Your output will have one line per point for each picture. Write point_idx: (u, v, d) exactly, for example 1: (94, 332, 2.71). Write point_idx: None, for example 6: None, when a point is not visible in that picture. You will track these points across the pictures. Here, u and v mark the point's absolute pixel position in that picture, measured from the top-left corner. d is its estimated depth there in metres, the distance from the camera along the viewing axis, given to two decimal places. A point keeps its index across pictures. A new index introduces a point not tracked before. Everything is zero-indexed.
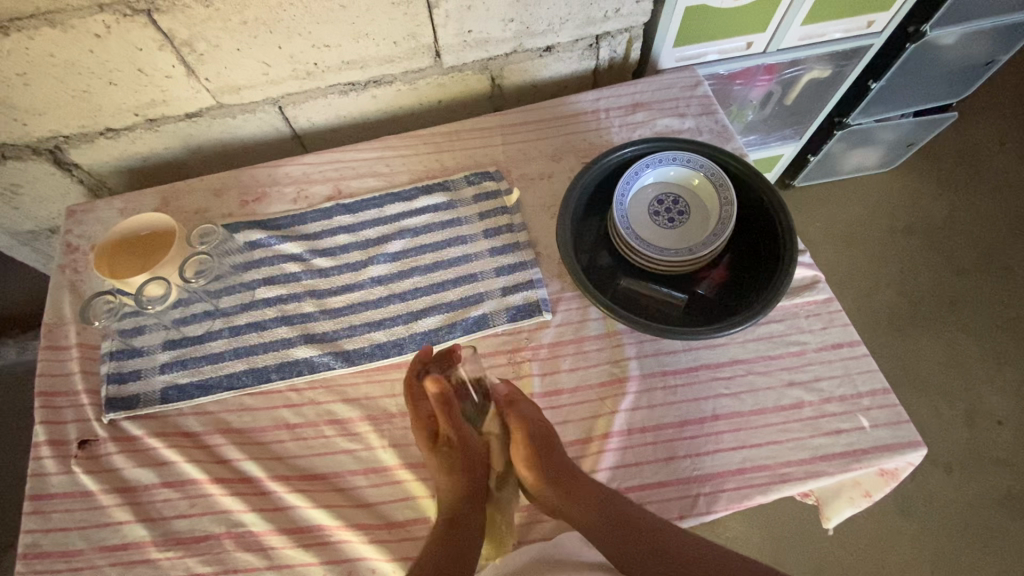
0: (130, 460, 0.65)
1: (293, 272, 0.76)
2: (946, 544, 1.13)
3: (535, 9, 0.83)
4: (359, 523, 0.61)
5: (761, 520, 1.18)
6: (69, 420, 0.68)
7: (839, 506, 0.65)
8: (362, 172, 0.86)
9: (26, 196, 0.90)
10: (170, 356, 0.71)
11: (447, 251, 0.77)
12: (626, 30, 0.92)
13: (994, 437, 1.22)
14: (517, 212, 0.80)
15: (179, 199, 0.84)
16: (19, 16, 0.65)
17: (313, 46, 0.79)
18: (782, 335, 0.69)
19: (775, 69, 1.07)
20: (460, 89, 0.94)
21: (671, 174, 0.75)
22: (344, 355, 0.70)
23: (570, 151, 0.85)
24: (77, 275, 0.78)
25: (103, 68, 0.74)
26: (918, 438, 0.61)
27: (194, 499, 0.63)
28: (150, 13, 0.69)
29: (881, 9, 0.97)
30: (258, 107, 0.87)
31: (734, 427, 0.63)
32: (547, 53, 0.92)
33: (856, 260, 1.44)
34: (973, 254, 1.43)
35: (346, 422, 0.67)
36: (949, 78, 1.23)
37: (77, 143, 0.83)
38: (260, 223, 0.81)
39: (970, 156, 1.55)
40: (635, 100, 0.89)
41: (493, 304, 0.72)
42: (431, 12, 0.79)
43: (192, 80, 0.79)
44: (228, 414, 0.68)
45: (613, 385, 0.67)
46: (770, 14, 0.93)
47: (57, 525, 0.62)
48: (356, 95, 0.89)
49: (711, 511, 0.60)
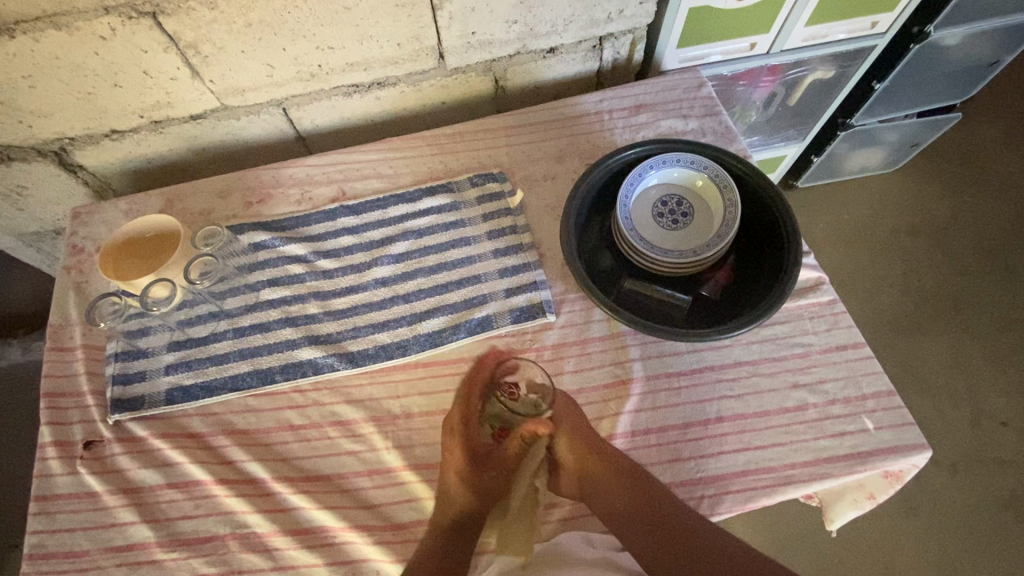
0: (135, 461, 0.66)
1: (297, 273, 0.77)
2: (949, 545, 1.13)
3: (538, 10, 0.83)
4: (363, 524, 0.61)
5: (764, 522, 1.18)
6: (74, 422, 0.68)
7: (843, 508, 0.65)
8: (366, 173, 0.86)
9: (32, 197, 0.90)
10: (175, 358, 0.71)
11: (451, 252, 0.77)
12: (630, 31, 0.92)
13: (999, 438, 1.22)
14: (521, 214, 0.80)
15: (183, 200, 0.84)
16: (25, 19, 0.66)
17: (317, 48, 0.79)
18: (786, 337, 0.68)
19: (778, 70, 1.07)
20: (464, 90, 0.95)
21: (674, 176, 0.75)
22: (348, 356, 0.70)
23: (573, 152, 0.85)
24: (82, 277, 0.79)
25: (108, 70, 0.74)
26: (923, 440, 0.61)
27: (199, 500, 0.63)
28: (155, 16, 0.69)
29: (886, 9, 0.97)
30: (262, 108, 0.87)
31: (739, 429, 0.63)
32: (550, 54, 0.92)
33: (861, 262, 1.44)
34: (977, 254, 1.42)
35: (350, 424, 0.67)
36: (953, 78, 1.22)
37: (82, 145, 0.84)
38: (265, 224, 0.81)
39: (974, 157, 1.55)
40: (639, 101, 0.89)
41: (497, 305, 0.72)
42: (434, 14, 0.79)
43: (196, 82, 0.79)
44: (232, 416, 0.68)
45: (617, 387, 0.67)
46: (774, 14, 0.93)
47: (63, 526, 0.62)
48: (360, 96, 0.90)
49: (716, 513, 0.59)
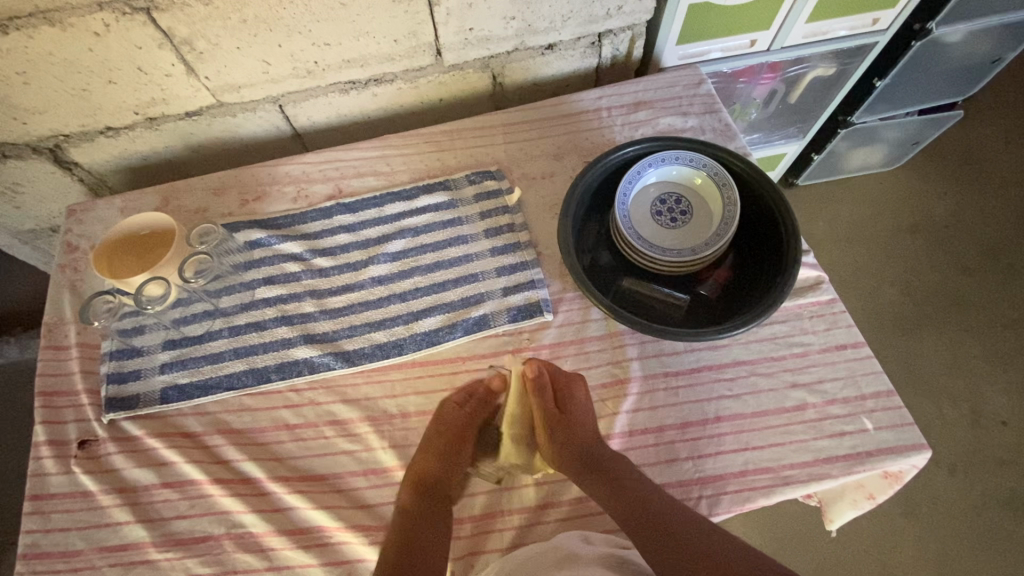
0: (129, 461, 0.65)
1: (293, 271, 0.76)
2: (949, 546, 1.13)
3: (536, 6, 0.82)
4: (359, 524, 0.61)
5: (764, 521, 1.18)
6: (69, 420, 0.67)
7: (842, 508, 0.65)
8: (363, 171, 0.85)
9: (26, 194, 0.90)
10: (169, 357, 0.70)
11: (448, 250, 0.76)
12: (629, 28, 0.92)
13: (998, 437, 1.21)
14: (519, 212, 0.79)
15: (179, 198, 0.84)
16: (18, 15, 0.65)
17: (313, 44, 0.78)
18: (785, 336, 0.68)
19: (778, 67, 1.06)
20: (460, 88, 0.94)
21: (673, 173, 0.75)
22: (344, 355, 0.70)
23: (572, 150, 0.84)
24: (77, 275, 0.78)
25: (102, 67, 0.74)
26: (923, 441, 0.61)
27: (193, 500, 0.63)
28: (149, 12, 0.68)
29: (888, 6, 0.96)
30: (259, 105, 0.87)
31: (737, 429, 0.63)
32: (549, 51, 0.91)
33: (861, 260, 1.43)
34: (977, 252, 1.42)
35: (346, 423, 0.67)
36: (954, 76, 1.22)
37: (77, 142, 0.83)
38: (260, 222, 0.81)
39: (976, 155, 1.54)
40: (638, 98, 0.88)
41: (493, 304, 0.72)
42: (431, 9, 0.78)
43: (191, 79, 0.79)
44: (228, 415, 0.68)
45: (615, 386, 0.66)
46: (774, 12, 0.92)
47: (56, 525, 0.62)
48: (356, 93, 0.89)
49: (714, 513, 0.59)
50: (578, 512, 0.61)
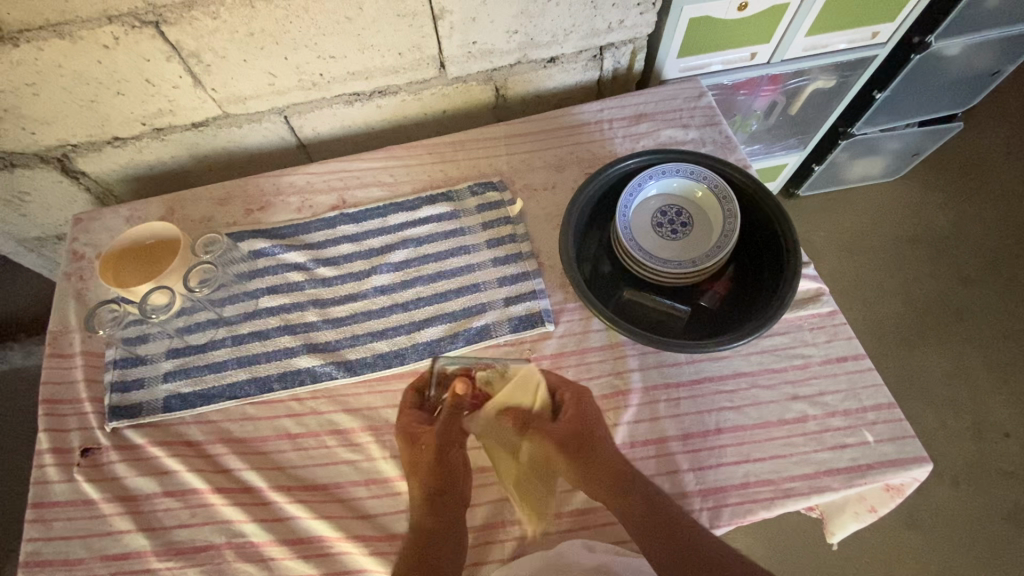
0: (131, 469, 0.65)
1: (296, 281, 0.77)
2: (952, 558, 1.12)
3: (539, 20, 0.83)
4: (359, 534, 0.61)
5: (769, 533, 1.17)
6: (72, 429, 0.68)
7: (845, 521, 0.65)
8: (367, 181, 0.86)
9: (34, 203, 0.91)
10: (174, 365, 0.71)
11: (451, 260, 0.77)
12: (631, 41, 0.92)
13: (1002, 449, 1.21)
14: (521, 223, 0.80)
15: (185, 207, 0.84)
16: (29, 27, 0.66)
17: (318, 57, 0.79)
18: (786, 348, 0.68)
19: (780, 79, 1.07)
20: (464, 100, 0.95)
21: (674, 186, 0.75)
22: (346, 364, 0.70)
23: (574, 161, 0.85)
24: (83, 283, 0.79)
25: (110, 79, 0.75)
26: (924, 454, 0.60)
27: (195, 509, 0.63)
28: (158, 25, 0.69)
29: (886, 19, 0.97)
30: (264, 117, 0.88)
31: (738, 440, 0.63)
32: (551, 64, 0.92)
33: (862, 272, 1.44)
34: (979, 262, 1.42)
35: (347, 433, 0.67)
36: (953, 88, 1.22)
37: (84, 151, 0.84)
38: (266, 232, 0.81)
39: (977, 168, 1.55)
40: (639, 111, 0.89)
41: (494, 314, 0.72)
42: (436, 23, 0.79)
43: (198, 90, 0.80)
44: (230, 424, 0.68)
45: (615, 398, 0.67)
46: (775, 25, 0.93)
47: (58, 534, 0.62)
48: (360, 104, 0.90)
49: (715, 526, 0.59)
50: (580, 524, 0.60)
